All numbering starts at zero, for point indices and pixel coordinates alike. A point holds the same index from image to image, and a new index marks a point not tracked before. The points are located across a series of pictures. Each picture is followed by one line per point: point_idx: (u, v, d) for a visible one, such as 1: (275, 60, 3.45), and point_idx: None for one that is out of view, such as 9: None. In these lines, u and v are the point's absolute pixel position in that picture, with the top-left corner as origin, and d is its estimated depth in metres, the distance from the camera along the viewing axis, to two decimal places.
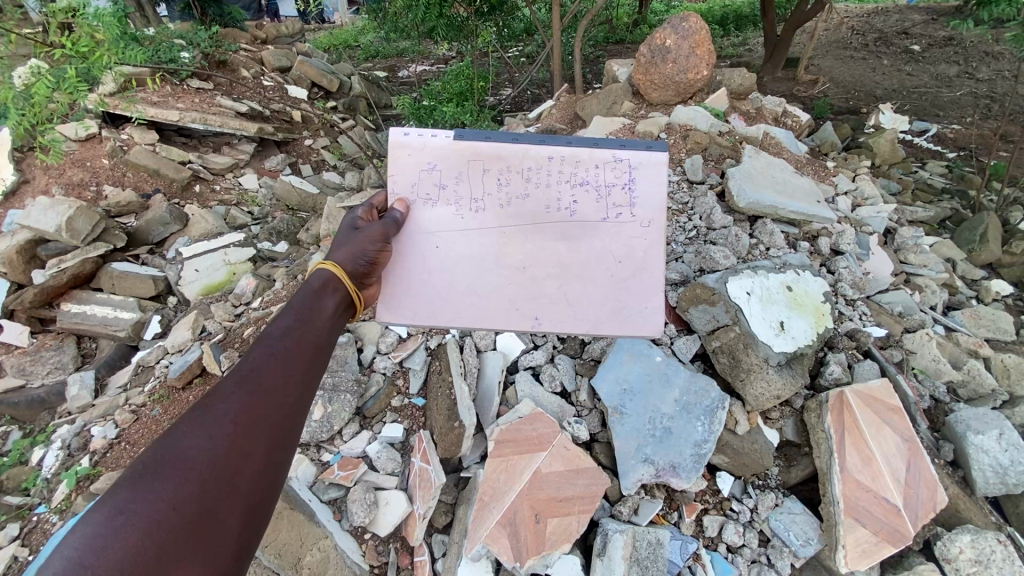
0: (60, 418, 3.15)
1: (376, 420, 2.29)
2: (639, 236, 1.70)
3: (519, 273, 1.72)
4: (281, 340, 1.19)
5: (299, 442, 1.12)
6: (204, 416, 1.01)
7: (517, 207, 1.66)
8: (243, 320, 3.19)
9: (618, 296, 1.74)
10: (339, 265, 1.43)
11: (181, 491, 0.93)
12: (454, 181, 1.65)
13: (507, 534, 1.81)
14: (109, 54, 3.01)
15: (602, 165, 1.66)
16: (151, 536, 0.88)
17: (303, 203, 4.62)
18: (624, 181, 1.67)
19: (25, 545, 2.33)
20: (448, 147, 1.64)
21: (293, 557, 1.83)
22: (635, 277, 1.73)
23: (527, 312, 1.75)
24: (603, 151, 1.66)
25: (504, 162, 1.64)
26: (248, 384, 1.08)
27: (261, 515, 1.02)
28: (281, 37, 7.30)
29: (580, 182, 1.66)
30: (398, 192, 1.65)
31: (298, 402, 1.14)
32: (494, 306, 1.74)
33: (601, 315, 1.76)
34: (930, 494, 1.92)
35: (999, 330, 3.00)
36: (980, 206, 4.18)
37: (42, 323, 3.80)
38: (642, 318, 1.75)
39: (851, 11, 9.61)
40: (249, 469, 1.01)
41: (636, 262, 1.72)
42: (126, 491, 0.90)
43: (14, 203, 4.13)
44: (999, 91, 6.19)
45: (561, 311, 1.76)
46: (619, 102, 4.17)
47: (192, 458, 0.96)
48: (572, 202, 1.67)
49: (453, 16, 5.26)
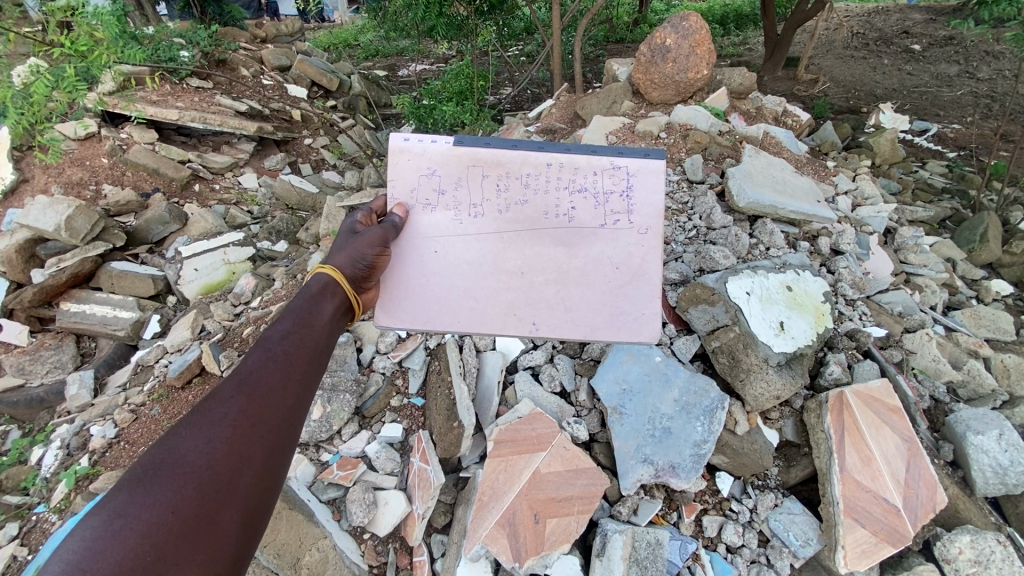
0: (59, 417, 3.15)
1: (375, 420, 2.29)
2: (636, 244, 1.69)
3: (518, 279, 1.72)
4: (280, 343, 1.18)
5: (298, 445, 1.12)
6: (203, 420, 1.01)
7: (516, 213, 1.66)
8: (243, 319, 3.18)
9: (616, 302, 1.73)
10: (338, 269, 1.42)
11: (179, 494, 0.93)
12: (454, 187, 1.65)
13: (507, 534, 1.80)
14: (108, 53, 3.00)
15: (601, 173, 1.67)
16: (149, 539, 0.88)
17: (303, 203, 4.62)
18: (621, 189, 1.67)
19: (25, 545, 2.32)
20: (448, 153, 1.64)
21: (292, 557, 1.83)
22: (633, 283, 1.72)
23: (526, 318, 1.75)
24: (601, 158, 1.67)
25: (503, 168, 1.64)
26: (246, 387, 1.08)
27: (260, 518, 1.02)
28: (280, 36, 7.29)
29: (578, 188, 1.66)
30: (397, 196, 1.65)
31: (297, 405, 1.14)
32: (493, 311, 1.74)
33: (599, 320, 1.75)
34: (930, 495, 1.92)
35: (999, 330, 3.00)
36: (980, 206, 4.18)
37: (42, 322, 3.80)
38: (639, 325, 1.75)
39: (851, 10, 9.60)
40: (248, 473, 1.01)
41: (634, 269, 1.71)
42: (124, 494, 0.90)
43: (13, 202, 4.12)
44: (1000, 90, 6.19)
45: (558, 317, 1.75)
46: (619, 101, 4.16)
47: (190, 462, 0.96)
48: (570, 208, 1.66)
49: (453, 15, 5.25)
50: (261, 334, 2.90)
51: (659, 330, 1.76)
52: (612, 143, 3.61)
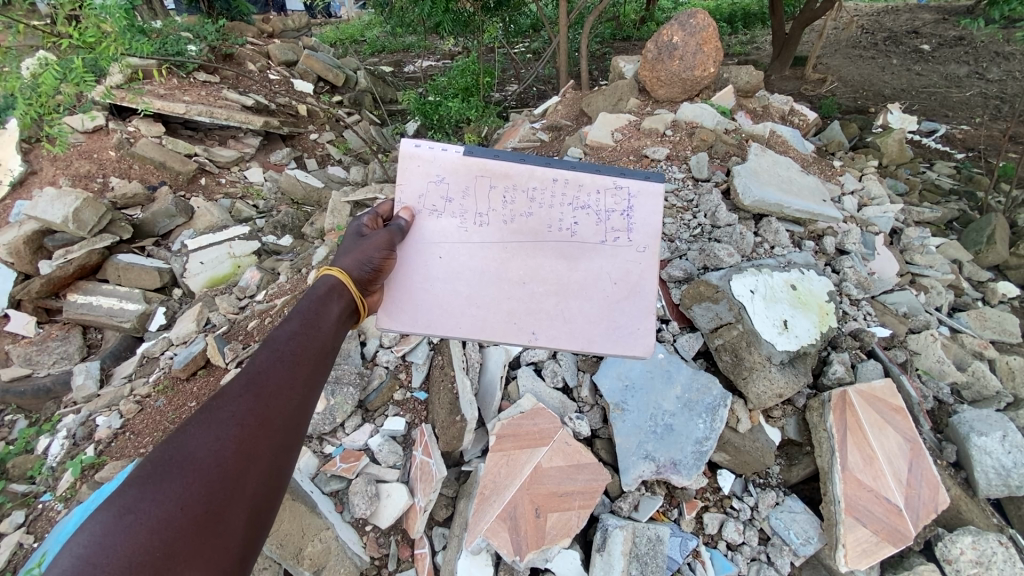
0: (65, 407, 3.17)
1: (378, 413, 2.31)
2: (635, 261, 1.70)
3: (520, 289, 1.71)
4: (287, 343, 1.20)
5: (303, 445, 1.13)
6: (213, 418, 1.02)
7: (521, 224, 1.67)
8: (248, 312, 3.24)
9: (613, 316, 1.72)
10: (345, 271, 1.43)
11: (188, 492, 0.94)
12: (461, 194, 1.66)
13: (508, 527, 1.80)
14: (116, 45, 3.02)
15: (603, 191, 1.69)
16: (159, 534, 0.89)
17: (308, 197, 4.70)
18: (622, 208, 1.69)
19: (31, 532, 2.34)
20: (457, 161, 1.66)
21: (294, 548, 1.83)
22: (631, 298, 1.71)
23: (525, 326, 1.72)
24: (604, 178, 1.69)
25: (511, 181, 1.67)
26: (254, 386, 1.09)
27: (265, 517, 1.03)
28: (286, 31, 7.11)
29: (581, 205, 1.67)
30: (404, 200, 1.65)
31: (302, 405, 1.15)
32: (493, 318, 1.71)
33: (597, 331, 1.73)
34: (932, 496, 1.91)
35: (1006, 332, 2.98)
36: (987, 207, 4.16)
37: (48, 314, 3.82)
38: (634, 340, 1.73)
39: (861, 9, 9.52)
40: (255, 472, 1.02)
41: (632, 283, 1.71)
42: (134, 489, 0.91)
43: (21, 193, 4.14)
44: (1010, 92, 6.14)
45: (558, 328, 1.72)
46: (625, 98, 4.18)
47: (199, 459, 0.97)
48: (573, 223, 1.67)
49: (459, 12, 5.18)
50: (266, 327, 2.94)
51: (654, 344, 1.74)
52: (617, 140, 3.62)
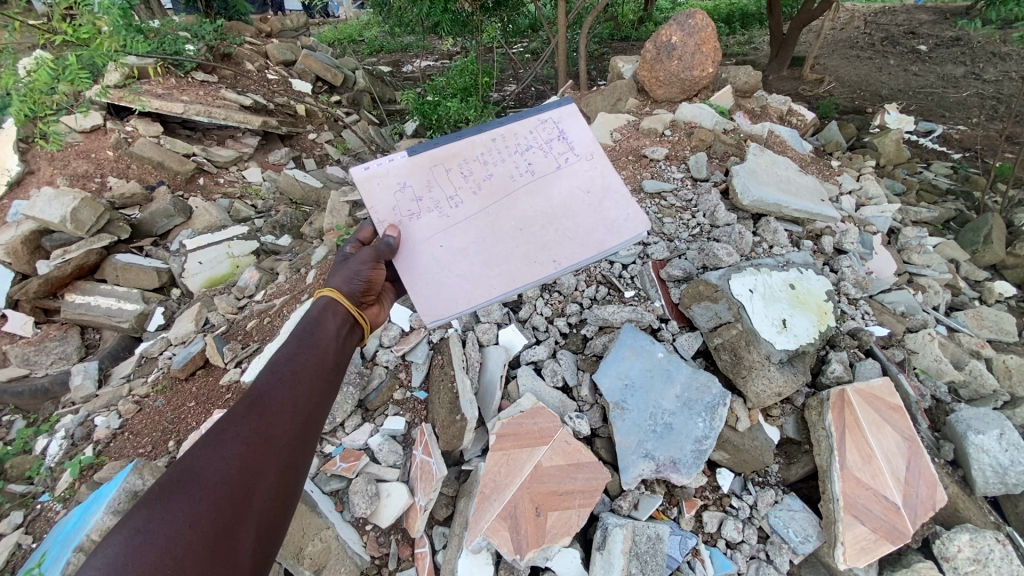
0: (64, 408, 3.16)
1: (378, 413, 2.31)
2: (591, 168, 1.80)
3: (523, 233, 1.70)
4: (287, 364, 1.23)
5: (309, 463, 1.15)
6: (218, 439, 1.05)
7: (489, 186, 1.72)
8: (247, 312, 3.25)
9: (603, 216, 1.76)
10: (336, 289, 1.46)
11: (196, 510, 0.96)
12: (427, 189, 1.67)
13: (508, 526, 1.82)
14: (111, 42, 3.00)
15: (535, 129, 1.81)
16: (169, 551, 0.91)
17: (306, 197, 4.69)
18: (556, 134, 1.82)
19: (30, 533, 2.33)
20: (408, 164, 1.68)
21: (294, 547, 1.83)
22: (608, 195, 1.78)
23: (545, 260, 1.69)
24: (529, 119, 1.82)
25: (459, 157, 1.73)
26: (257, 408, 1.12)
27: (274, 532, 1.06)
28: (285, 31, 7.09)
29: (524, 147, 1.78)
30: (382, 219, 1.63)
31: (306, 423, 1.17)
32: (517, 267, 1.67)
33: (598, 234, 1.73)
34: (929, 494, 1.93)
35: (1002, 332, 3.00)
36: (983, 207, 4.19)
37: (46, 314, 3.81)
38: (631, 221, 1.75)
39: (857, 9, 9.57)
40: (261, 489, 1.05)
41: (601, 185, 1.79)
42: (145, 510, 0.95)
43: (19, 193, 4.12)
44: (1006, 92, 6.19)
45: (570, 248, 1.71)
46: (623, 99, 4.19)
47: (205, 479, 1.00)
48: (527, 164, 1.76)
49: (459, 12, 5.17)
50: (266, 327, 2.94)
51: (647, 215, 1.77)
52: (616, 140, 3.62)
